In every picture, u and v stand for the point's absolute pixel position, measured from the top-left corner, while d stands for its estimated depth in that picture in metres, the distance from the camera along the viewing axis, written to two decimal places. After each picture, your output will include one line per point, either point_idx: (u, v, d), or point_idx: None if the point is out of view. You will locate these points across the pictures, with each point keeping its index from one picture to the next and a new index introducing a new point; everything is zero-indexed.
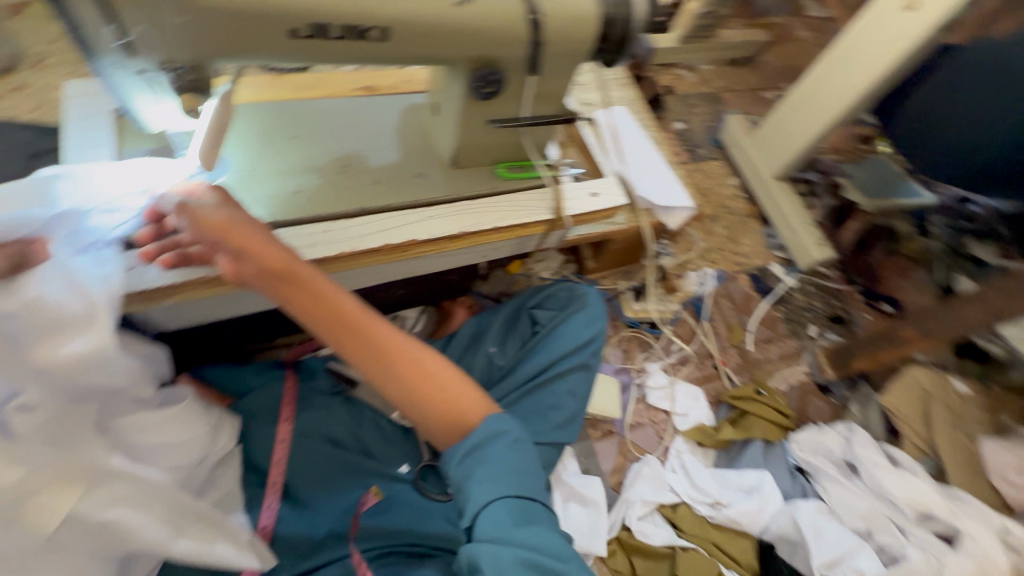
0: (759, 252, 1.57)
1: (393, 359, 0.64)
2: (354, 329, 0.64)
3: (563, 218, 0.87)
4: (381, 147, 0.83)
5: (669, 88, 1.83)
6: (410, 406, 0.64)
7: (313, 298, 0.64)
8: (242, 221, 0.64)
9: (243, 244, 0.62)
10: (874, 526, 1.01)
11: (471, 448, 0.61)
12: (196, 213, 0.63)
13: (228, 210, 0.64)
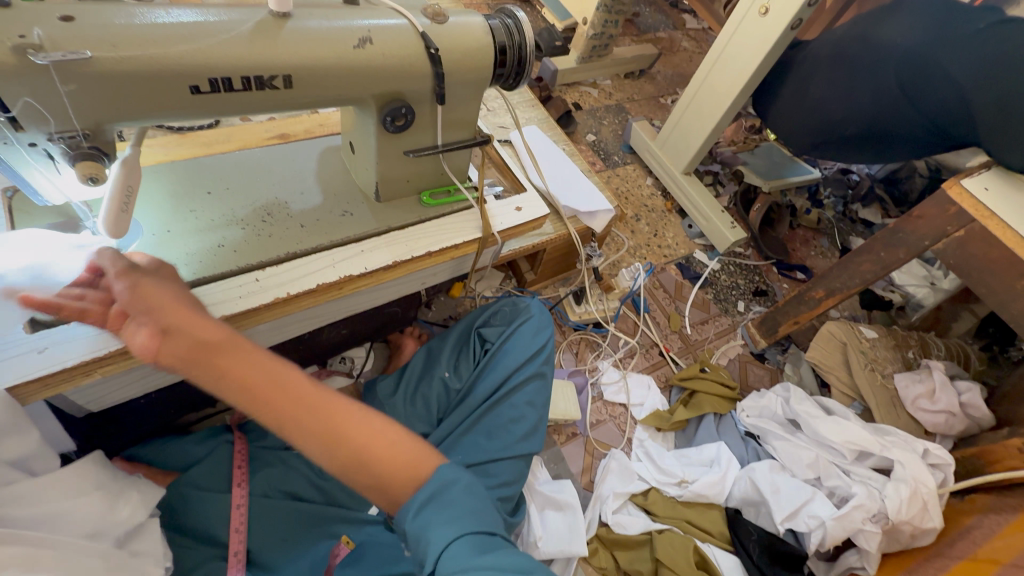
0: (681, 243, 1.70)
1: (343, 421, 0.54)
2: (294, 403, 0.53)
3: (492, 233, 0.91)
4: (303, 191, 0.84)
5: (576, 104, 1.95)
6: (354, 482, 0.54)
7: (243, 371, 0.53)
8: (195, 303, 0.58)
9: (181, 317, 0.54)
10: (823, 474, 1.09)
11: (428, 498, 0.54)
12: (143, 282, 0.57)
13: (180, 289, 0.59)
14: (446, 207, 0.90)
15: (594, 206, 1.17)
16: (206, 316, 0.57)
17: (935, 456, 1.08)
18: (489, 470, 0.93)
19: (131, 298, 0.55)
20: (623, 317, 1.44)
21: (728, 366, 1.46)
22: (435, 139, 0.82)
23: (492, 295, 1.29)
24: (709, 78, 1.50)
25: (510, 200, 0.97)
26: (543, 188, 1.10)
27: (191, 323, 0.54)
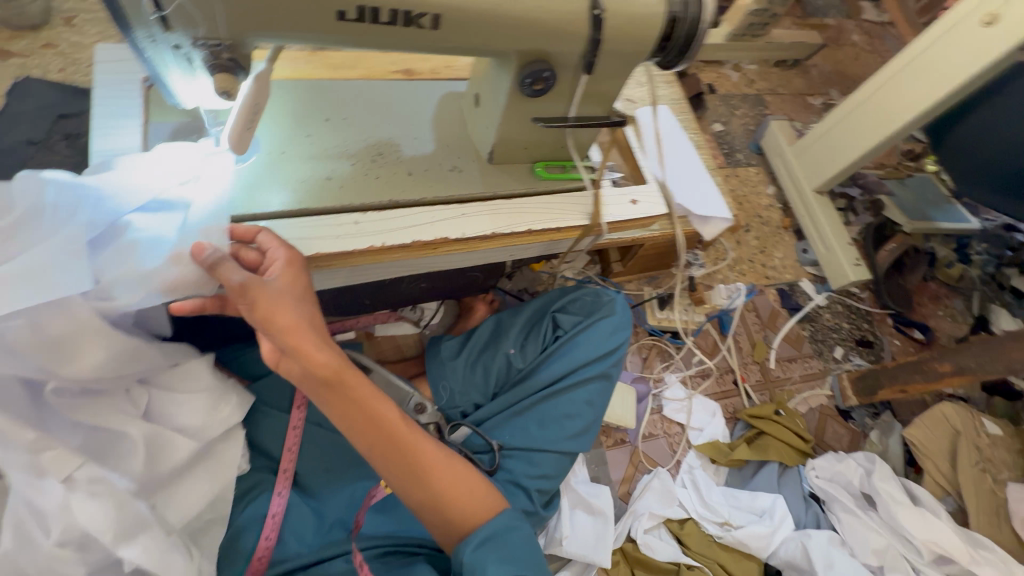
0: (788, 267, 1.52)
1: (428, 465, 0.65)
2: (394, 440, 0.63)
3: (599, 223, 0.83)
4: (417, 136, 0.80)
5: (711, 86, 1.74)
6: (428, 512, 0.66)
7: (354, 411, 0.61)
8: (312, 324, 0.59)
9: (298, 344, 0.57)
10: (891, 564, 0.99)
11: (485, 536, 0.64)
12: (260, 296, 0.57)
13: (299, 306, 0.60)
14: (558, 183, 0.83)
15: (710, 211, 1.07)
16: (315, 350, 0.58)
17: None
18: (533, 459, 0.89)
19: (253, 311, 0.57)
20: (704, 333, 1.33)
21: (806, 414, 1.32)
22: (568, 109, 0.74)
23: (573, 278, 1.22)
24: (885, 88, 1.27)
25: (627, 190, 0.88)
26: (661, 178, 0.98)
27: (309, 351, 0.58)
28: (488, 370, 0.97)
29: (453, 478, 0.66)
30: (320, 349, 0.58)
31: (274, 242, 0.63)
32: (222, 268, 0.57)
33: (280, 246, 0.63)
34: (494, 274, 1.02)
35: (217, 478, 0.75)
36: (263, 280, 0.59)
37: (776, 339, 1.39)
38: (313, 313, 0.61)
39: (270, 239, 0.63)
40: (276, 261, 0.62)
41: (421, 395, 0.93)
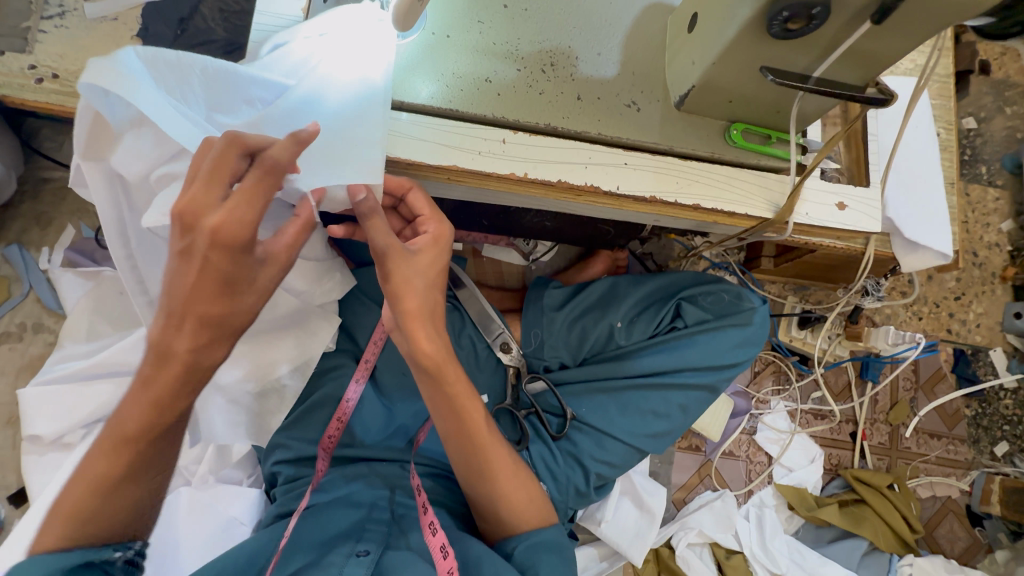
0: (983, 328, 1.19)
1: (495, 471, 0.68)
2: (469, 436, 0.67)
3: (785, 220, 0.66)
4: (600, 52, 0.65)
5: (986, 63, 1.29)
6: (485, 504, 0.70)
7: (442, 397, 0.65)
8: (429, 315, 0.62)
9: (412, 330, 0.61)
10: None
11: (536, 541, 0.68)
12: (396, 269, 0.59)
13: (425, 290, 0.61)
14: (752, 156, 0.65)
15: (924, 237, 0.80)
16: (425, 339, 0.61)
17: None
18: (602, 442, 0.84)
19: (386, 279, 0.60)
20: (838, 369, 1.12)
21: (924, 501, 1.12)
22: (811, 67, 0.54)
23: (710, 260, 1.06)
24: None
25: (837, 188, 0.68)
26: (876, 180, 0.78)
27: (417, 336, 0.61)
28: (580, 336, 0.89)
29: (512, 480, 0.69)
30: (430, 339, 0.62)
31: (424, 210, 0.63)
32: (373, 220, 0.58)
33: (429, 214, 0.63)
34: (626, 232, 0.89)
35: (308, 345, 0.77)
36: (403, 252, 0.60)
37: (927, 406, 1.14)
38: (435, 297, 0.63)
39: (418, 204, 0.62)
40: (423, 223, 0.63)
41: (510, 335, 0.89)
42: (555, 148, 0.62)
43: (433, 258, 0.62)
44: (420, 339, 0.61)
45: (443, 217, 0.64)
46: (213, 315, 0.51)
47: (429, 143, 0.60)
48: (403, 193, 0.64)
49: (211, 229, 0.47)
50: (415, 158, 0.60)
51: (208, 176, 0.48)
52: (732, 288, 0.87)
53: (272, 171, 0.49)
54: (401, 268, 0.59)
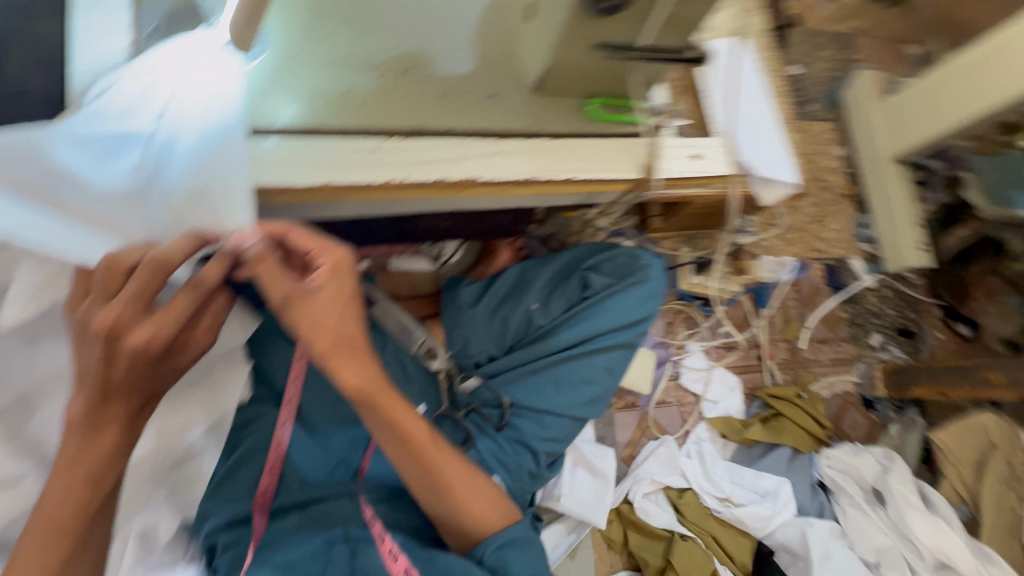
0: (841, 242, 1.39)
1: (451, 485, 0.66)
2: (418, 457, 0.63)
3: (651, 178, 0.72)
4: (454, 51, 0.67)
5: (797, 17, 1.50)
6: (444, 520, 0.68)
7: (385, 424, 0.61)
8: (349, 346, 0.56)
9: (338, 365, 0.56)
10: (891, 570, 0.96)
11: (505, 541, 0.68)
12: (300, 312, 0.54)
13: (338, 323, 0.55)
14: (610, 126, 0.71)
15: (772, 172, 0.92)
16: (352, 373, 0.57)
17: None
18: (544, 421, 0.87)
19: (292, 323, 0.54)
20: (736, 303, 1.25)
21: (827, 400, 1.27)
22: (637, 36, 0.60)
23: (607, 230, 1.13)
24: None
25: (688, 142, 0.76)
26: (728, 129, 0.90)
27: (342, 367, 0.56)
28: (497, 328, 0.91)
29: (467, 493, 0.67)
30: (356, 372, 0.57)
31: (309, 243, 0.55)
32: (263, 265, 0.53)
33: (319, 245, 0.55)
34: (522, 216, 0.92)
35: (221, 400, 0.73)
36: (301, 289, 0.54)
37: (813, 318, 1.30)
38: (351, 327, 0.56)
39: (302, 239, 0.55)
40: (315, 255, 0.56)
41: (434, 341, 0.90)
42: (436, 155, 0.64)
43: (341, 275, 0.56)
44: (349, 373, 0.57)
45: (336, 243, 0.56)
46: (140, 394, 0.53)
47: (301, 163, 0.59)
48: (283, 237, 0.56)
49: (134, 346, 0.48)
50: (289, 182, 0.59)
51: (131, 297, 0.48)
52: (629, 250, 0.95)
53: (197, 288, 0.51)
54: (307, 306, 0.54)
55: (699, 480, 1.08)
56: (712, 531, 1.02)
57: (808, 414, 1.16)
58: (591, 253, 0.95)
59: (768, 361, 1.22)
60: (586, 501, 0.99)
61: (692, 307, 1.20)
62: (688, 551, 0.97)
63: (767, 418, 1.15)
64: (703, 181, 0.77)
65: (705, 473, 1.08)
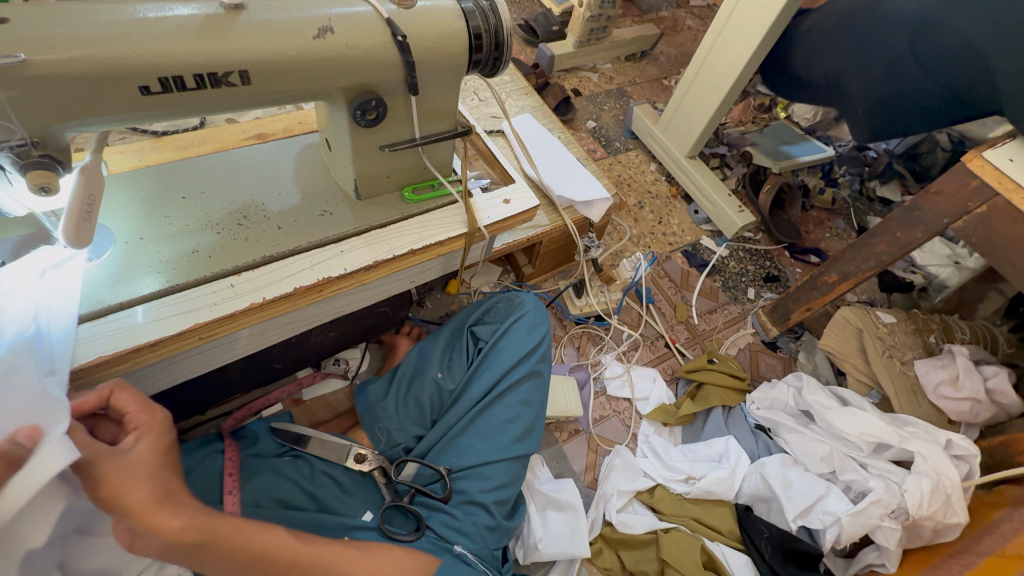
0: (687, 230, 1.64)
1: (348, 567, 0.65)
2: (295, 566, 0.61)
3: (477, 227, 0.87)
4: (281, 192, 0.81)
5: (576, 89, 1.90)
6: None
7: (241, 553, 0.58)
8: (166, 494, 0.54)
9: (150, 523, 0.52)
10: (850, 478, 1.01)
11: None
12: (108, 469, 0.52)
13: (152, 475, 0.54)
14: (430, 202, 0.87)
15: (587, 194, 1.14)
16: (172, 518, 0.53)
17: (959, 447, 1.00)
18: (483, 473, 0.89)
19: (97, 490, 0.51)
20: (626, 308, 1.40)
21: (738, 356, 1.41)
22: (412, 132, 0.78)
23: (489, 290, 1.27)
24: (718, 46, 1.43)
25: (497, 192, 0.93)
26: (535, 177, 1.11)
27: (160, 524, 0.52)
28: (411, 409, 0.96)
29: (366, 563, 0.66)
30: (179, 515, 0.53)
31: (131, 405, 0.60)
32: (71, 435, 0.54)
33: (136, 407, 0.60)
34: (402, 302, 1.03)
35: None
36: (114, 450, 0.55)
37: (694, 295, 1.48)
38: (170, 478, 0.56)
39: (125, 400, 0.59)
40: (132, 419, 0.59)
41: (359, 445, 0.91)
42: (266, 282, 0.73)
43: (155, 427, 0.59)
44: (169, 521, 0.52)
45: (156, 405, 0.61)
46: None
47: (167, 319, 0.68)
48: (102, 402, 0.60)
49: None
50: (156, 337, 0.66)
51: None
52: (499, 296, 1.08)
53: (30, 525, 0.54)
54: (116, 466, 0.53)
55: (662, 472, 1.11)
56: (694, 513, 1.04)
57: (728, 374, 1.26)
58: (468, 309, 1.06)
59: (674, 345, 1.35)
60: (561, 539, 0.98)
61: (590, 324, 1.33)
62: (676, 541, 0.98)
63: (696, 393, 1.25)
64: (523, 215, 0.94)
65: (666, 465, 1.12)
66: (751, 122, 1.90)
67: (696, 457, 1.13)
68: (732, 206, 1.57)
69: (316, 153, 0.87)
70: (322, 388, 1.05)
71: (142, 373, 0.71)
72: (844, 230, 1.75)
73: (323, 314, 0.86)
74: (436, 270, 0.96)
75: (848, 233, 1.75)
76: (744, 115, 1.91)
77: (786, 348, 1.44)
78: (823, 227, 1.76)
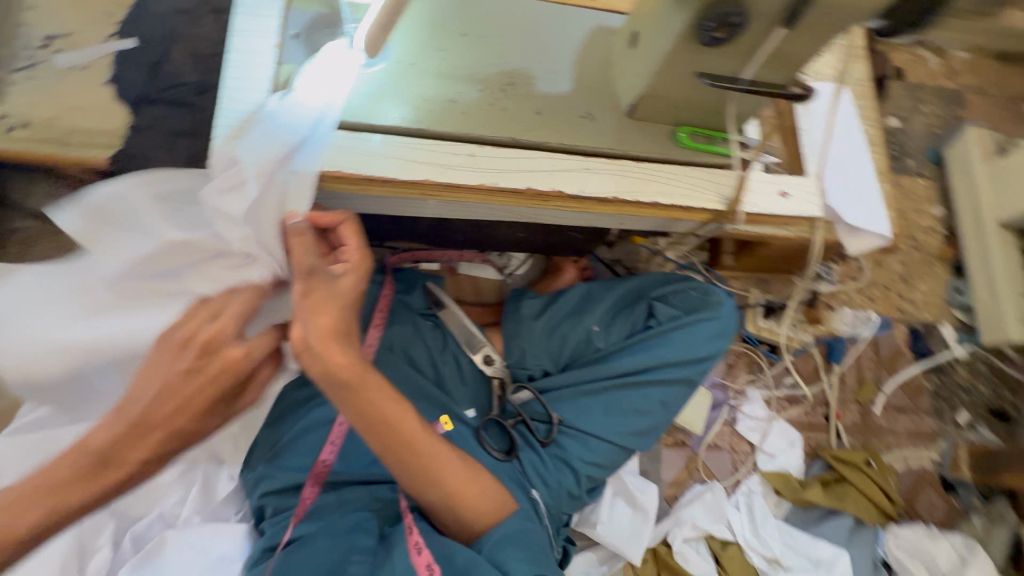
0: (931, 306, 1.29)
1: (445, 470, 0.68)
2: (408, 447, 0.66)
3: (736, 211, 0.71)
4: (555, 71, 0.71)
5: (902, 68, 1.44)
6: (443, 508, 0.70)
7: (376, 410, 0.63)
8: (344, 333, 0.59)
9: (325, 351, 0.58)
10: None
11: (500, 536, 0.69)
12: (318, 287, 0.58)
13: (341, 310, 0.59)
14: (701, 155, 0.72)
15: (865, 223, 0.89)
16: (340, 354, 0.58)
17: None
18: (590, 444, 0.86)
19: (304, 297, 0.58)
20: (806, 354, 1.18)
21: (900, 473, 1.17)
22: (742, 69, 0.61)
23: (676, 261, 1.12)
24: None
25: (778, 179, 0.75)
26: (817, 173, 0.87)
27: (330, 354, 0.58)
28: (552, 343, 0.92)
29: (455, 472, 0.69)
30: (346, 353, 0.59)
31: (351, 239, 0.64)
32: (296, 238, 0.59)
33: (354, 243, 0.64)
34: (594, 234, 0.93)
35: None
36: (326, 271, 0.60)
37: (891, 383, 1.21)
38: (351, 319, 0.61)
39: (347, 233, 0.64)
40: (346, 253, 0.64)
41: (492, 348, 0.91)
42: (503, 165, 0.67)
43: (358, 270, 0.62)
44: (335, 358, 0.58)
45: (368, 249, 0.64)
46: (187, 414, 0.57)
47: (402, 161, 0.65)
48: (334, 223, 0.64)
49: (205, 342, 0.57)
50: (390, 173, 0.64)
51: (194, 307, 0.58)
52: (700, 283, 0.92)
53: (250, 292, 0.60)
54: (324, 286, 0.59)
55: (749, 536, 1.02)
56: None
57: (881, 489, 1.07)
58: (658, 278, 0.94)
59: (837, 421, 1.14)
60: (620, 533, 0.96)
61: (758, 350, 1.15)
62: None
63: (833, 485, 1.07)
64: (793, 218, 0.75)
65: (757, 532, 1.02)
66: None
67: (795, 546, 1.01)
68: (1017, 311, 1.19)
69: (606, 38, 0.73)
70: (480, 270, 1.03)
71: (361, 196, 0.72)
72: None
73: (531, 218, 0.79)
74: (663, 227, 0.82)
75: None
76: None
77: (964, 497, 1.17)
78: None
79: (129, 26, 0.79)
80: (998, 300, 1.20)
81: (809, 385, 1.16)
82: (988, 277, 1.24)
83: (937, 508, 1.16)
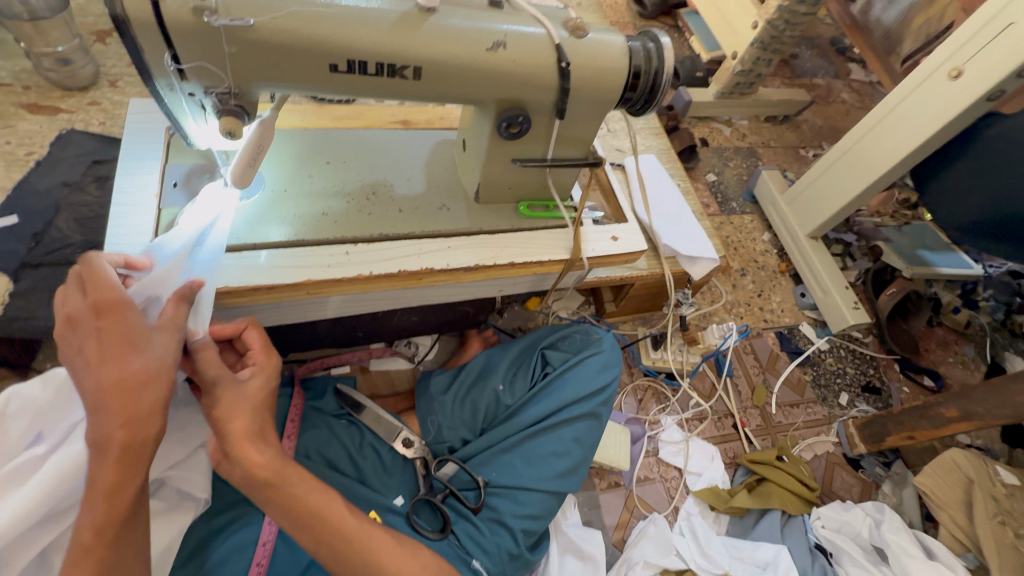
0: (787, 311, 1.52)
1: (385, 555, 0.68)
2: (339, 537, 0.66)
3: (579, 257, 0.87)
4: (409, 178, 0.86)
5: (705, 139, 1.84)
6: None
7: (302, 505, 0.64)
8: (259, 432, 0.62)
9: (242, 452, 0.61)
10: None
11: None
12: (224, 395, 0.62)
13: (252, 411, 0.62)
14: (540, 221, 0.88)
15: (695, 251, 1.10)
16: (257, 453, 0.61)
17: None
18: (519, 498, 0.88)
19: (213, 408, 0.61)
20: (701, 374, 1.32)
21: (812, 462, 1.28)
22: (546, 152, 0.80)
23: (567, 317, 1.26)
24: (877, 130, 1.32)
25: (608, 228, 0.93)
26: (646, 221, 1.08)
27: (246, 455, 0.61)
28: (466, 412, 0.97)
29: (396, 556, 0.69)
30: (263, 451, 0.62)
31: (256, 344, 0.70)
32: (205, 352, 0.64)
33: (260, 348, 0.70)
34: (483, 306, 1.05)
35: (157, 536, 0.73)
36: (234, 378, 0.64)
37: (778, 382, 1.37)
38: (266, 418, 0.65)
39: (252, 338, 0.69)
40: (254, 356, 0.69)
41: (410, 431, 0.93)
42: (381, 260, 0.78)
43: (266, 373, 0.68)
44: (254, 456, 0.61)
45: (274, 351, 0.70)
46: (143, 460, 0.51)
47: (284, 267, 0.74)
48: (238, 333, 0.71)
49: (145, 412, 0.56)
50: (274, 280, 0.73)
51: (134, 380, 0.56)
52: (583, 329, 1.06)
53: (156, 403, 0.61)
54: (234, 391, 0.63)
55: (697, 557, 1.04)
56: None
57: (797, 478, 1.16)
58: (546, 332, 1.06)
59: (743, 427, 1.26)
60: None
61: (659, 379, 1.27)
62: None
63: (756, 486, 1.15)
64: (627, 255, 0.92)
65: (703, 551, 1.05)
66: (892, 216, 1.73)
67: (740, 555, 1.04)
68: (847, 299, 1.44)
69: (448, 149, 0.92)
70: (389, 363, 1.09)
71: (253, 309, 0.79)
72: (973, 360, 1.54)
73: (419, 300, 0.90)
74: (533, 287, 0.97)
75: (978, 364, 1.53)
76: (884, 206, 1.74)
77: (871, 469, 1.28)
78: (948, 350, 1.56)
79: (14, 205, 0.86)
80: (830, 294, 1.46)
81: (709, 400, 1.29)
82: (817, 278, 1.50)
83: (852, 485, 1.26)
